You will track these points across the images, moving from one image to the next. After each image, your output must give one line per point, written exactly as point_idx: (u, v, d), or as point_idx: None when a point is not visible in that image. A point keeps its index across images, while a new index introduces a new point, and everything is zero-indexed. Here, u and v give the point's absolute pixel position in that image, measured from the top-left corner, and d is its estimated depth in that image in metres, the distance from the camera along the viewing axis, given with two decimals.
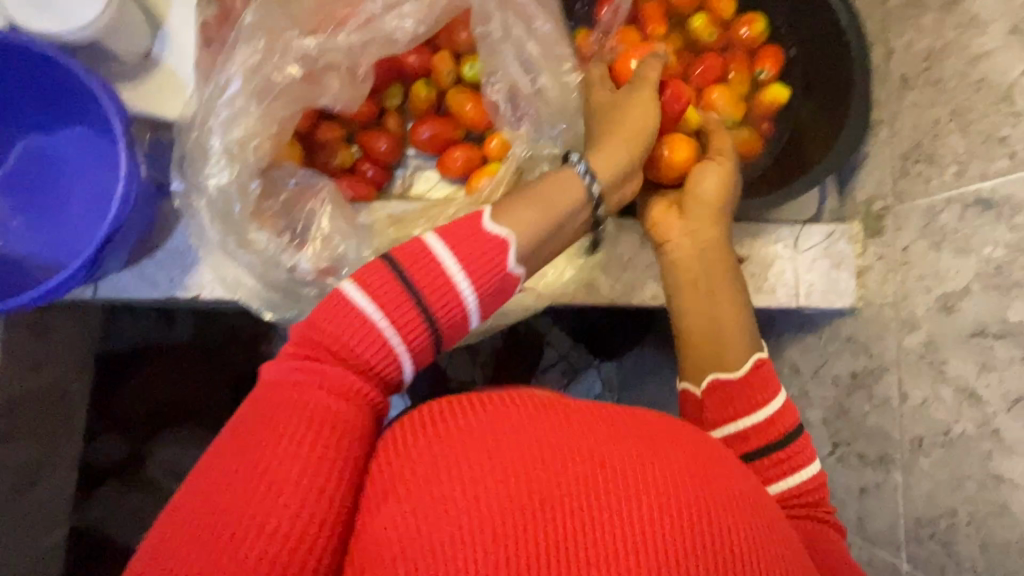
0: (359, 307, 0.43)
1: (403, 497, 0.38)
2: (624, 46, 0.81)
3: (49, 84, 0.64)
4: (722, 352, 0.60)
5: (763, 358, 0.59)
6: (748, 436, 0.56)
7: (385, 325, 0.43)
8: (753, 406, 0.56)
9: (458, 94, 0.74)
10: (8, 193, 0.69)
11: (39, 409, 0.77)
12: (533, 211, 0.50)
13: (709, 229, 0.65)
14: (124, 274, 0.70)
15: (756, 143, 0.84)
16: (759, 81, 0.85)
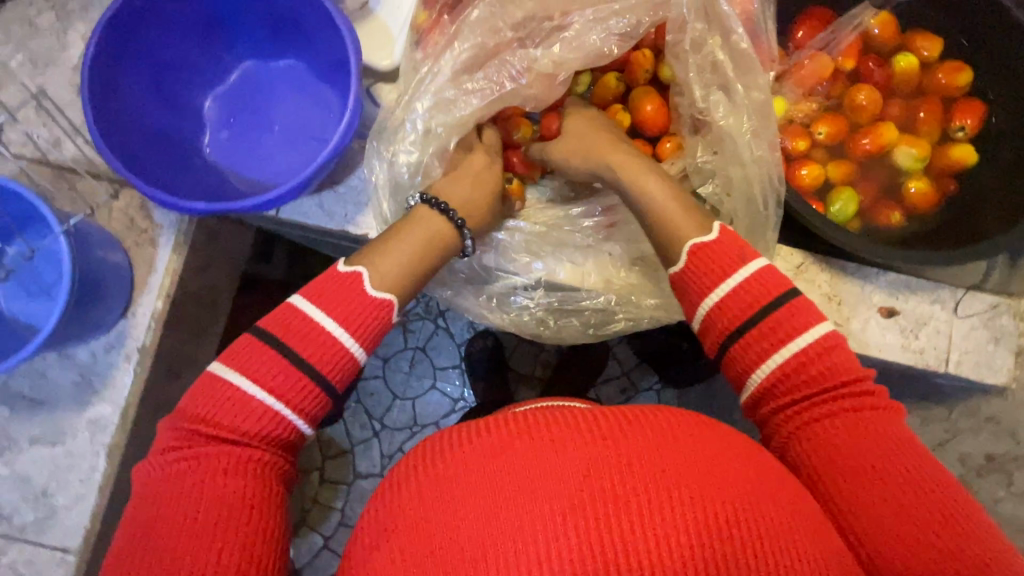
0: (328, 322, 0.53)
1: (474, 501, 0.42)
2: (819, 72, 0.81)
3: (290, 14, 0.69)
4: (668, 213, 0.59)
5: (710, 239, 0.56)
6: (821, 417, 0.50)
7: (344, 335, 0.53)
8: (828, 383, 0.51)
9: (647, 92, 0.72)
10: (222, 106, 0.75)
11: (198, 309, 0.83)
12: (471, 193, 0.64)
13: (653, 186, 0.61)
14: (308, 200, 0.74)
15: (933, 196, 0.82)
16: (951, 135, 0.82)
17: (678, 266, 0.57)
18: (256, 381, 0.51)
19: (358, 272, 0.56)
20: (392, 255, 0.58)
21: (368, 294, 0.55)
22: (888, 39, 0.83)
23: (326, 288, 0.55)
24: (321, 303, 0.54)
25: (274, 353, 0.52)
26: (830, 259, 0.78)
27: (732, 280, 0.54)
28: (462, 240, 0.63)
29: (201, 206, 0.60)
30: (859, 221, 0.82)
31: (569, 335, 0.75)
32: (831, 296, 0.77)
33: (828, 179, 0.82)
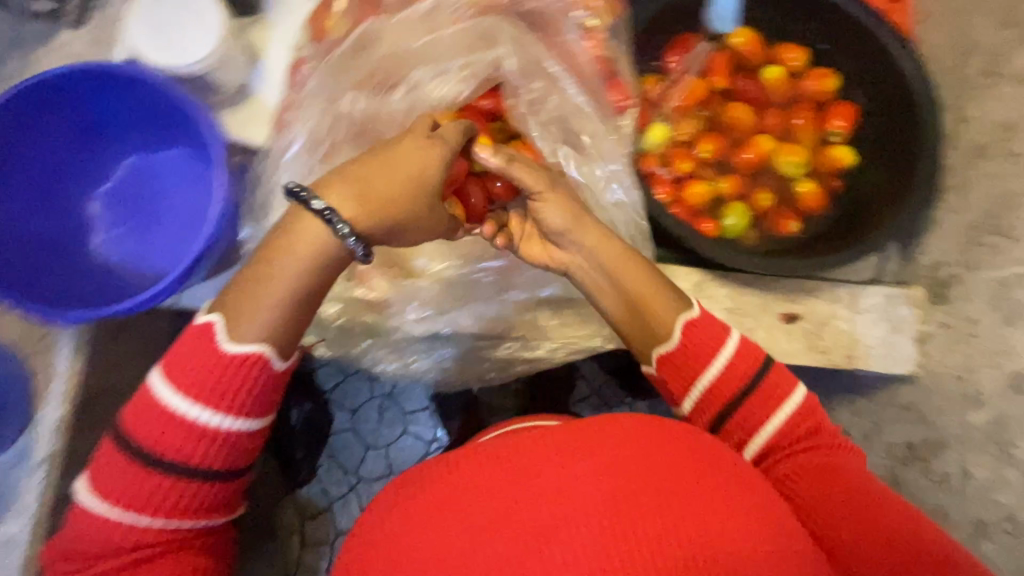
0: (176, 395, 0.51)
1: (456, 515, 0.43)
2: (692, 91, 0.84)
3: (160, 111, 0.70)
4: (638, 304, 0.59)
5: (694, 317, 0.58)
6: (725, 390, 0.56)
7: (200, 412, 0.51)
8: (710, 357, 0.57)
9: None
10: (110, 204, 0.76)
11: (114, 405, 0.82)
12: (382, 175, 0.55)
13: (602, 246, 0.60)
14: (204, 285, 0.75)
15: (821, 197, 0.84)
16: (828, 138, 0.86)
17: (669, 345, 0.58)
18: (123, 498, 0.51)
19: (210, 324, 0.51)
20: (266, 292, 0.52)
21: (226, 357, 0.51)
22: (754, 52, 0.86)
23: (178, 352, 0.52)
24: (175, 382, 0.51)
25: (134, 465, 0.51)
26: (726, 274, 0.80)
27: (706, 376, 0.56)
28: (339, 236, 0.52)
29: (77, 315, 0.61)
30: (755, 232, 0.84)
31: (473, 376, 0.76)
32: (735, 309, 0.79)
33: (717, 196, 0.84)
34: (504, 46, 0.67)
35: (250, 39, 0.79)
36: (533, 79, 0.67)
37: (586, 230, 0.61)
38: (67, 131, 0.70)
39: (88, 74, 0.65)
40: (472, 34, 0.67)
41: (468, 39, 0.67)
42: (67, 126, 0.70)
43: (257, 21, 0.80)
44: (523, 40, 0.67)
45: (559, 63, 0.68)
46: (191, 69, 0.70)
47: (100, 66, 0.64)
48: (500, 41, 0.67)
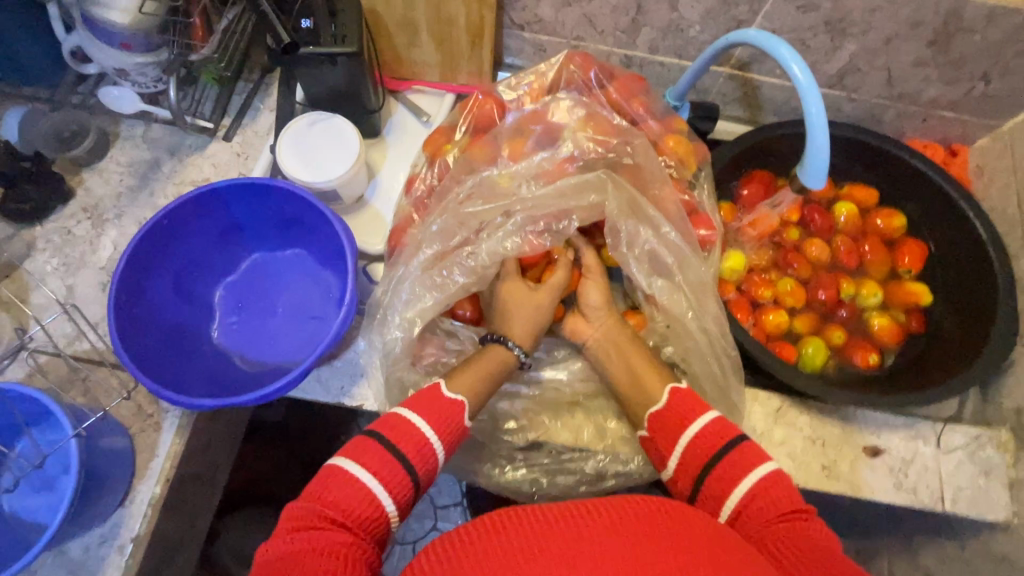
0: (422, 423, 0.60)
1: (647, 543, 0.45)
2: (766, 224, 0.90)
3: (294, 216, 0.80)
4: (647, 390, 0.66)
5: (707, 427, 0.60)
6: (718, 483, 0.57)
7: (433, 435, 0.60)
8: (708, 453, 0.59)
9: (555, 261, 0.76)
10: (231, 295, 0.83)
11: (196, 486, 0.84)
12: (516, 315, 0.70)
13: (593, 291, 0.73)
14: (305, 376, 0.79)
15: (899, 331, 0.87)
16: (899, 273, 0.90)
17: (677, 457, 0.61)
18: (431, 427, 0.60)
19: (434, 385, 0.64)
20: (470, 372, 0.66)
21: (442, 397, 0.63)
22: (825, 192, 0.92)
23: (425, 396, 0.63)
24: (418, 409, 0.61)
25: (413, 425, 0.60)
26: (806, 402, 0.81)
27: (692, 428, 0.61)
28: (516, 355, 0.69)
29: (208, 402, 0.64)
30: (834, 361, 0.86)
31: (563, 491, 0.75)
32: (817, 438, 0.79)
33: (795, 326, 0.87)
34: (601, 192, 0.73)
35: (371, 160, 0.92)
36: (634, 210, 0.73)
37: (589, 287, 0.73)
38: (209, 231, 0.79)
39: (246, 185, 0.75)
40: (571, 184, 0.73)
41: (567, 188, 0.73)
42: (212, 227, 0.79)
43: (378, 146, 0.94)
44: (622, 189, 0.73)
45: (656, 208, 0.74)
46: (319, 185, 0.79)
47: (260, 180, 0.74)
48: (599, 189, 0.73)
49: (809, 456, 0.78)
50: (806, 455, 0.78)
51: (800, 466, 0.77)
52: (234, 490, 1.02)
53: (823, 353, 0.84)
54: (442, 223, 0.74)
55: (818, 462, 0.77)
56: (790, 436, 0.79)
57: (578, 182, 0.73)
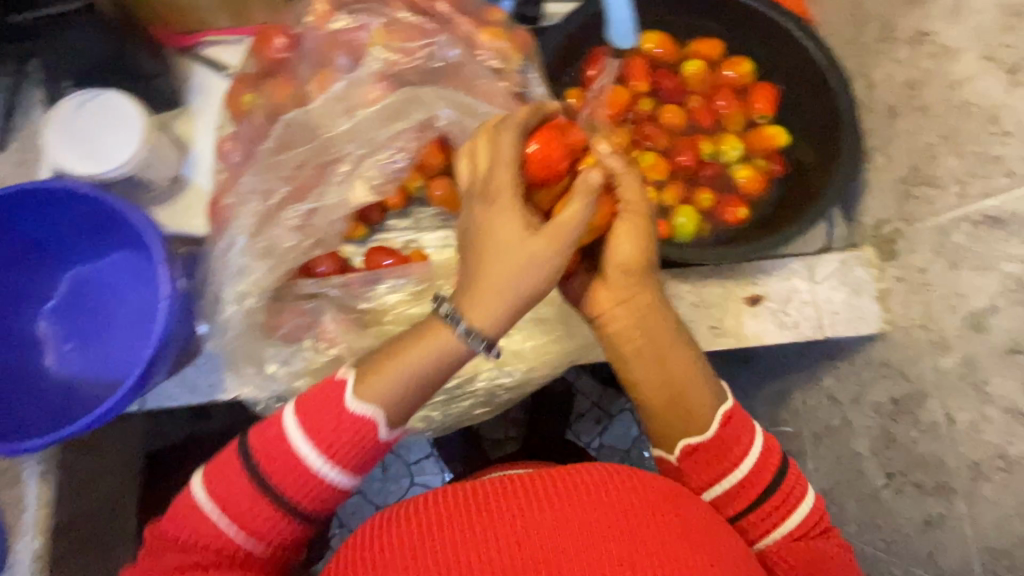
0: (304, 443, 0.52)
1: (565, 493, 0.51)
2: (616, 101, 0.85)
3: (93, 218, 0.70)
4: (689, 404, 0.60)
5: (728, 411, 0.60)
6: (739, 498, 0.59)
7: (381, 425, 0.54)
8: (733, 466, 0.59)
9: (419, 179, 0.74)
10: (60, 319, 0.75)
11: (92, 524, 0.78)
12: (489, 269, 0.52)
13: (622, 239, 0.60)
14: (168, 382, 0.73)
15: (762, 178, 0.87)
16: (755, 120, 0.89)
17: (700, 437, 0.60)
18: (318, 434, 0.52)
19: (344, 381, 0.53)
20: (407, 364, 0.53)
21: (345, 413, 0.52)
22: (669, 54, 0.88)
23: (320, 396, 0.54)
24: (318, 417, 0.53)
25: (326, 415, 0.53)
26: (684, 270, 0.81)
27: (741, 471, 0.59)
28: (469, 345, 0.53)
29: (41, 441, 0.59)
30: (707, 224, 0.86)
31: (462, 419, 0.75)
32: (700, 302, 0.80)
33: (664, 198, 0.85)
34: (422, 106, 0.67)
35: (178, 134, 0.81)
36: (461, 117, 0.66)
37: (621, 228, 0.60)
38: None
39: (13, 198, 0.64)
40: (387, 105, 0.66)
41: (382, 111, 0.66)
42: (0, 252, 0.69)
43: (182, 115, 0.82)
44: (442, 99, 0.67)
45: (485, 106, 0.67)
46: (110, 174, 0.70)
47: (25, 187, 0.64)
48: (422, 104, 0.66)
49: (695, 321, 0.79)
50: (692, 320, 0.79)
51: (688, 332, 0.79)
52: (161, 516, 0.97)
53: (694, 219, 0.84)
54: (255, 185, 0.66)
55: (704, 323, 0.79)
56: (674, 307, 0.79)
57: (395, 104, 0.66)
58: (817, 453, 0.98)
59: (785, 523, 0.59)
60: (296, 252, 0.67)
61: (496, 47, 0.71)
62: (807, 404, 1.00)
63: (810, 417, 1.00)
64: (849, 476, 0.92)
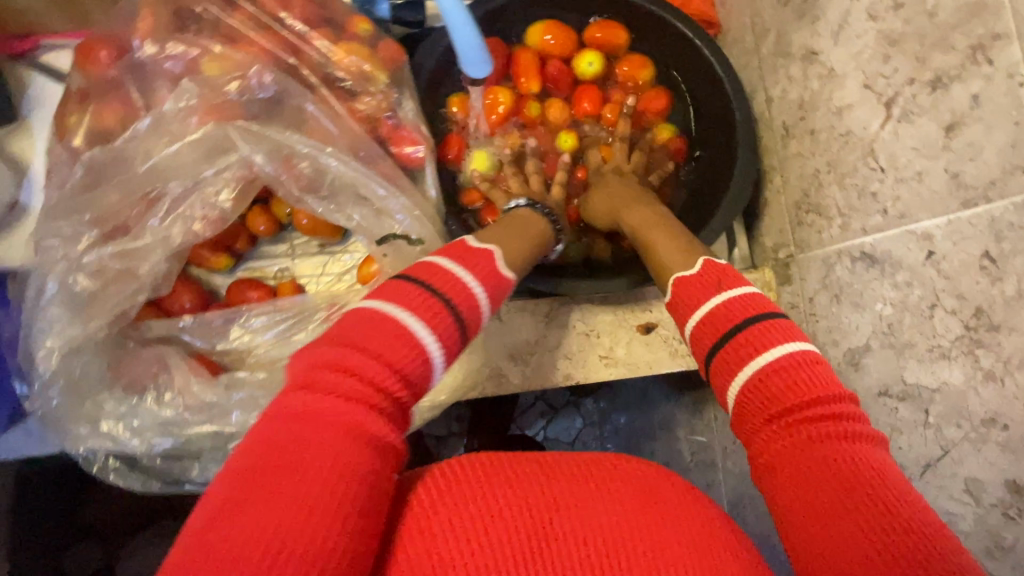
0: (406, 319, 0.46)
1: (578, 492, 0.48)
2: (501, 103, 0.79)
3: None
4: (666, 263, 0.61)
5: (693, 270, 0.56)
6: (712, 325, 0.50)
7: (427, 332, 0.46)
8: (714, 294, 0.52)
9: (282, 205, 0.72)
10: None
11: None
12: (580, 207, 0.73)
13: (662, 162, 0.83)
14: (12, 433, 0.67)
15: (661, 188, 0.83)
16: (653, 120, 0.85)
17: (668, 294, 0.58)
18: (416, 315, 0.46)
19: (489, 249, 0.56)
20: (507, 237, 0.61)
21: (452, 272, 0.51)
22: (562, 49, 0.83)
23: (390, 287, 0.48)
24: (354, 330, 0.44)
25: (374, 336, 0.44)
26: (576, 297, 0.77)
27: (712, 303, 0.51)
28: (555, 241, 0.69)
29: None
30: (604, 242, 0.80)
31: None
32: (591, 331, 0.76)
33: None
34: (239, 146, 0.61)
35: (15, 154, 0.73)
36: (294, 156, 0.61)
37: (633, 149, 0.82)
38: None
39: None
40: (204, 138, 0.60)
41: (197, 145, 0.60)
42: None
43: (22, 133, 0.73)
44: (256, 133, 0.60)
45: (310, 139, 0.61)
46: None
47: None
48: (238, 139, 0.60)
49: (585, 351, 0.76)
50: (583, 351, 0.76)
51: (578, 364, 0.76)
52: None
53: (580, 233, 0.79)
54: (70, 227, 0.59)
55: (594, 354, 0.76)
56: (564, 337, 0.76)
57: (213, 139, 0.60)
58: (726, 467, 0.98)
59: (753, 363, 0.46)
60: (118, 300, 0.62)
61: (350, 66, 0.64)
62: (719, 417, 1.00)
63: (722, 431, 1.00)
64: (752, 492, 0.92)
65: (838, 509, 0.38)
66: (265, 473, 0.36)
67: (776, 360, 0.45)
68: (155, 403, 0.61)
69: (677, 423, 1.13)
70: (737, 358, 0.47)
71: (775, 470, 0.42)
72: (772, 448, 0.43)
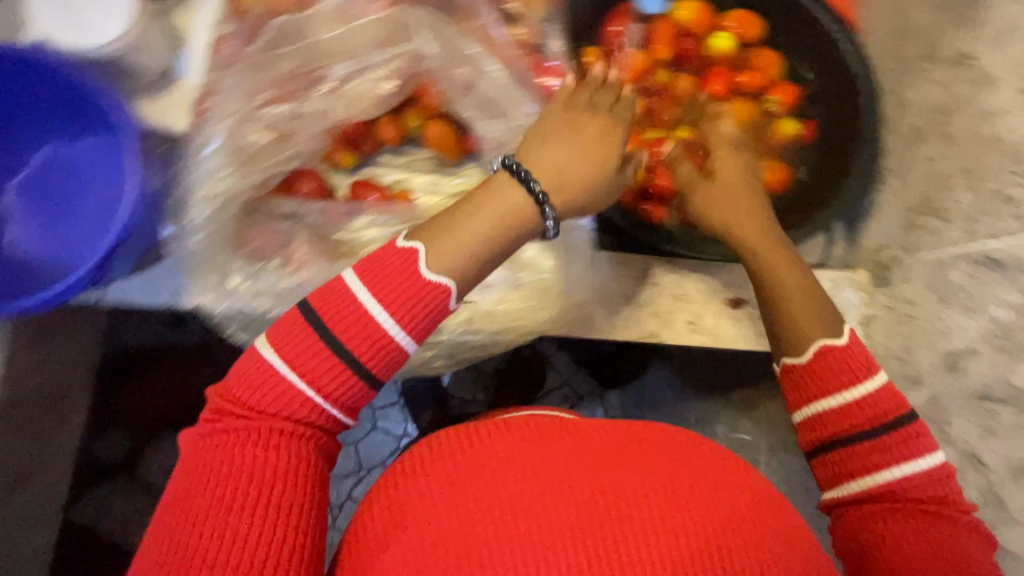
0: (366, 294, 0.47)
1: (621, 469, 0.44)
2: (632, 64, 0.81)
3: (69, 98, 0.68)
4: (800, 321, 0.58)
5: (839, 345, 0.54)
6: (828, 413, 0.52)
7: (393, 321, 0.47)
8: (853, 377, 0.52)
9: (415, 116, 0.75)
10: (28, 194, 0.74)
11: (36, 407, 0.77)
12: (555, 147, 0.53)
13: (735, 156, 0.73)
14: (130, 280, 0.72)
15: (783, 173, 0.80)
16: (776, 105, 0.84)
17: (799, 359, 0.56)
18: (382, 302, 0.47)
19: (416, 248, 0.48)
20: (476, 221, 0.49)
21: (416, 272, 0.48)
22: (700, 22, 0.83)
23: (377, 265, 0.48)
24: (370, 284, 0.47)
25: (315, 338, 0.47)
26: (674, 260, 0.79)
27: (848, 394, 0.52)
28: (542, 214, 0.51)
29: None
30: None
31: (418, 367, 0.75)
32: (682, 295, 0.78)
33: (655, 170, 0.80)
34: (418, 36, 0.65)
35: (173, 25, 0.75)
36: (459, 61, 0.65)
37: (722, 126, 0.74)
38: None
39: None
40: (386, 25, 0.65)
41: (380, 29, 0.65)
42: None
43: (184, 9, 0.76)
44: (433, 25, 0.65)
45: (479, 45, 0.65)
46: (97, 52, 0.66)
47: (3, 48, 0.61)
48: (417, 31, 0.65)
49: (673, 312, 0.78)
50: (671, 312, 0.78)
51: (664, 323, 0.77)
52: None
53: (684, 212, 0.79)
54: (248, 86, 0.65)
55: (682, 317, 0.77)
56: (656, 295, 0.78)
57: (393, 29, 0.66)
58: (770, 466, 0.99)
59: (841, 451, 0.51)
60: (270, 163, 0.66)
61: None
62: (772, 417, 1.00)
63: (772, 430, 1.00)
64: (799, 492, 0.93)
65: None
66: (201, 492, 0.43)
67: (852, 422, 0.51)
68: (281, 271, 0.65)
69: (720, 419, 1.14)
70: (851, 458, 0.51)
71: (881, 549, 0.47)
72: (884, 524, 0.48)
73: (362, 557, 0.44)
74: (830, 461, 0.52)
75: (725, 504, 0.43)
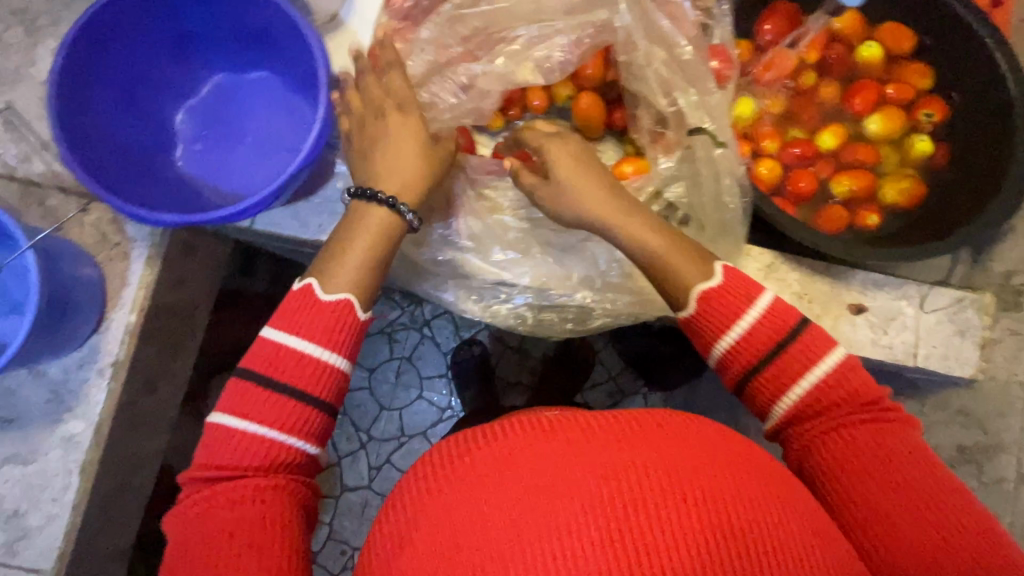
0: (296, 339, 0.55)
1: (638, 456, 0.41)
2: (780, 64, 0.80)
3: (258, 33, 0.73)
4: (671, 261, 0.57)
5: (715, 280, 0.56)
6: (750, 345, 0.54)
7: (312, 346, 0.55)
8: (745, 309, 0.55)
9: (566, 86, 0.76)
10: (194, 119, 0.79)
11: (173, 321, 0.81)
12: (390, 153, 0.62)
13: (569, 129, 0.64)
14: (281, 210, 0.75)
15: (914, 190, 0.79)
16: (920, 123, 0.82)
17: (688, 308, 0.56)
18: (305, 337, 0.55)
19: (311, 285, 0.57)
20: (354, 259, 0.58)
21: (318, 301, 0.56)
22: (852, 29, 0.82)
23: (286, 310, 0.56)
24: (293, 329, 0.55)
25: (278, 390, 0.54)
26: (799, 258, 0.79)
27: (746, 318, 0.54)
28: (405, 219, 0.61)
29: (174, 216, 0.62)
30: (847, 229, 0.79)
31: (547, 330, 0.78)
32: (803, 294, 0.78)
33: (789, 171, 0.80)
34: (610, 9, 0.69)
35: None
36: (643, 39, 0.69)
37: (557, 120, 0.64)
38: (158, 42, 0.73)
39: None
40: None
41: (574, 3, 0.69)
42: (158, 38, 0.73)
43: None
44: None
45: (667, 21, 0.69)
46: None
47: None
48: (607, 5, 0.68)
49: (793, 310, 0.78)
50: None
51: None
52: (224, 344, 1.01)
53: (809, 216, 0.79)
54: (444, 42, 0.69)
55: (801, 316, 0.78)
56: (778, 291, 0.78)
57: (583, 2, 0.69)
58: None
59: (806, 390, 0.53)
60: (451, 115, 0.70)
61: None
62: None
63: None
64: None
65: (916, 507, 0.47)
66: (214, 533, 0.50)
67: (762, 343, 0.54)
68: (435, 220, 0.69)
69: None
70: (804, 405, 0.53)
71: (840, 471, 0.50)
72: (846, 448, 0.51)
73: (398, 545, 0.44)
74: (791, 413, 0.54)
75: (755, 497, 0.40)
